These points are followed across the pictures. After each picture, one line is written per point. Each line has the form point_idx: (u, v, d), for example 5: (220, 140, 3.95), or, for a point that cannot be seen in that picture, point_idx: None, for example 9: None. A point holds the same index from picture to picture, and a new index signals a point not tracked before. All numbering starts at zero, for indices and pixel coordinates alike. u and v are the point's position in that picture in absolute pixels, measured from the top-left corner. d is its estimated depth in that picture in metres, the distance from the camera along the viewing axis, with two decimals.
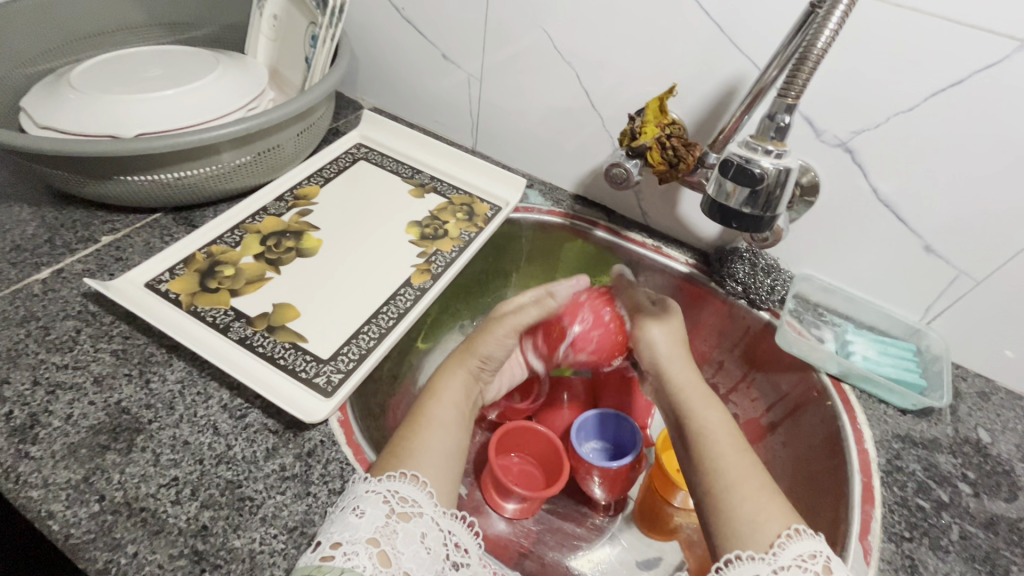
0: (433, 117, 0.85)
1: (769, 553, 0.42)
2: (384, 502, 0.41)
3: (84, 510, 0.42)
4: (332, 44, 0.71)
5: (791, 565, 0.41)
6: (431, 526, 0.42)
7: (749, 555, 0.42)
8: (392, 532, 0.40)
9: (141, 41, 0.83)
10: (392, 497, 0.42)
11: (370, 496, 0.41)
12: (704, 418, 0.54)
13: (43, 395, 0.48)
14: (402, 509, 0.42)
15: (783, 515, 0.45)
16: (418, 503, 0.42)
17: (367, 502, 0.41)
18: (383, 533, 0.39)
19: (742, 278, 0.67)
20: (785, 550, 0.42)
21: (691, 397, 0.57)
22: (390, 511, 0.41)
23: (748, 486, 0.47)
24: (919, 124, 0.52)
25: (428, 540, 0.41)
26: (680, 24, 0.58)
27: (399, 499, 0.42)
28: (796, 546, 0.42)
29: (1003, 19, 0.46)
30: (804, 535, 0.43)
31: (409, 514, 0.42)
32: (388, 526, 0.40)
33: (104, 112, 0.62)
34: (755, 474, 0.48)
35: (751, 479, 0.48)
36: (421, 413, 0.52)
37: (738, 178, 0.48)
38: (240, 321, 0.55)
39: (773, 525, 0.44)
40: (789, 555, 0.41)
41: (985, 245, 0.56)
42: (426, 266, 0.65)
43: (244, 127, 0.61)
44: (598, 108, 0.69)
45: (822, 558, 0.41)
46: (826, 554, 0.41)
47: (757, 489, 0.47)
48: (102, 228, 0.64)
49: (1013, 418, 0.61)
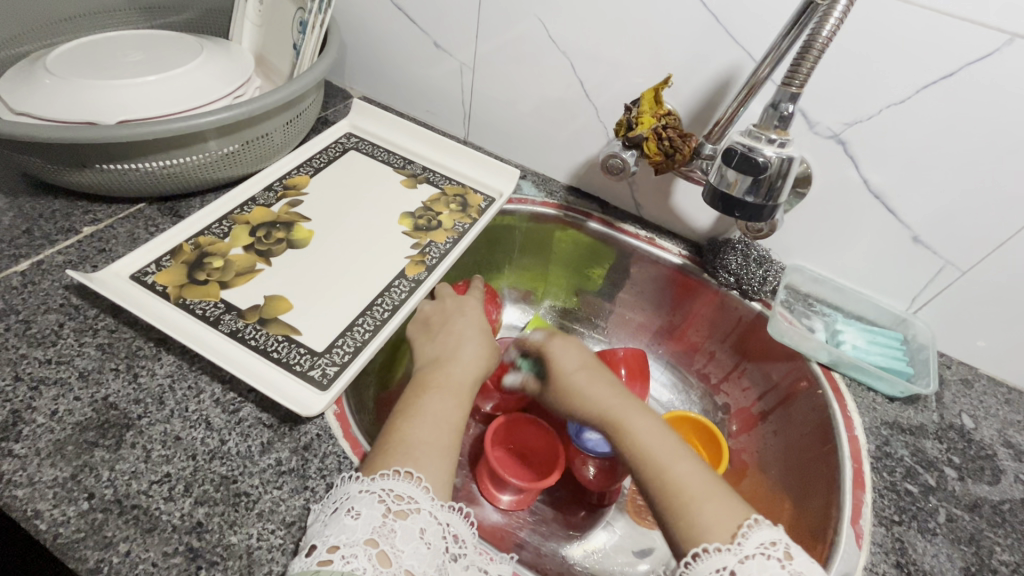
0: (424, 107, 0.84)
1: (734, 543, 0.42)
2: (379, 502, 0.41)
3: (72, 509, 0.41)
4: (321, 30, 0.69)
5: (757, 554, 0.41)
6: (429, 521, 0.41)
7: (715, 547, 0.42)
8: (389, 531, 0.39)
9: (119, 25, 0.80)
10: (387, 495, 0.41)
11: (364, 496, 0.41)
12: (636, 430, 0.53)
13: (26, 390, 0.46)
14: (398, 507, 0.41)
15: (725, 518, 0.44)
16: (414, 499, 0.41)
17: (362, 503, 0.40)
18: (381, 533, 0.39)
19: (735, 269, 0.67)
20: (749, 538, 0.42)
21: (614, 408, 0.55)
22: (386, 510, 0.40)
23: (685, 495, 0.46)
24: (911, 116, 0.53)
25: (428, 536, 0.40)
26: (677, 14, 0.58)
27: (395, 497, 0.41)
28: (758, 535, 0.42)
29: (995, 12, 0.47)
30: (764, 524, 0.43)
31: (406, 512, 0.41)
32: (385, 526, 0.39)
33: (83, 98, 0.60)
34: (693, 479, 0.47)
35: (686, 487, 0.47)
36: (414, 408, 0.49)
37: (742, 167, 0.48)
38: (232, 314, 0.54)
39: (715, 533, 0.43)
40: (754, 544, 0.42)
41: (971, 235, 0.57)
42: (420, 257, 0.64)
43: (233, 115, 0.60)
44: (592, 98, 0.69)
45: (783, 545, 0.42)
46: (785, 541, 0.42)
47: (694, 496, 0.46)
48: (83, 219, 0.62)
49: (995, 404, 0.63)
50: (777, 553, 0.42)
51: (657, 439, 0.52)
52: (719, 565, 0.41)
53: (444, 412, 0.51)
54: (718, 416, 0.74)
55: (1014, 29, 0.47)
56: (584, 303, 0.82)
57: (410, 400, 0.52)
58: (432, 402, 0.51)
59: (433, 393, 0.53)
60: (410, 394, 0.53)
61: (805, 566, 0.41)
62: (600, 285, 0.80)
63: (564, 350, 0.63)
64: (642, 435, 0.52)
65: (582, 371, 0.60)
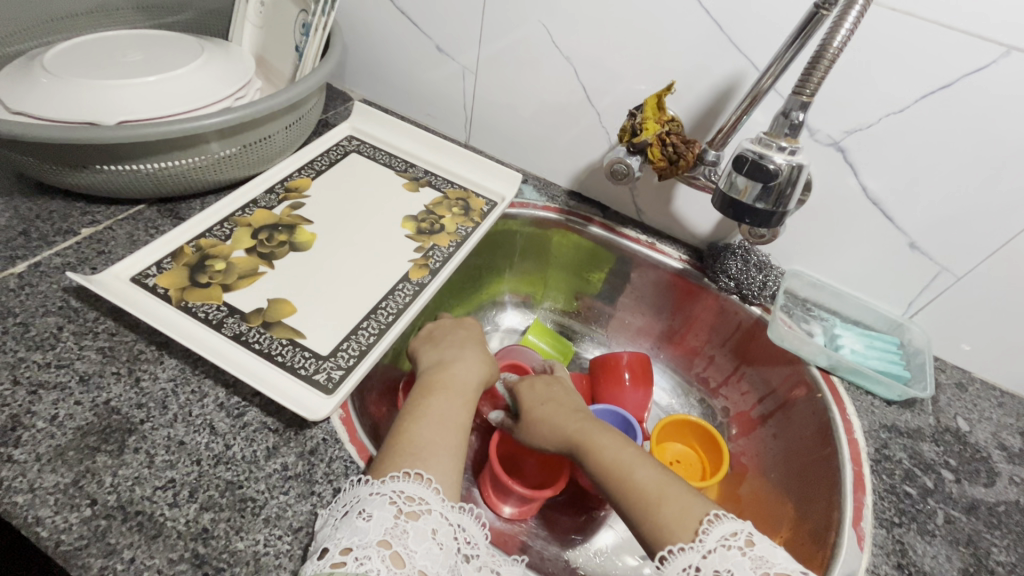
0: (425, 110, 0.84)
1: (696, 541, 0.43)
2: (390, 504, 0.40)
3: (74, 515, 0.40)
4: (324, 33, 0.69)
5: (718, 547, 0.42)
6: (441, 522, 0.41)
7: (681, 546, 0.43)
8: (401, 532, 0.39)
9: (117, 24, 0.79)
10: (398, 497, 0.41)
11: (376, 499, 0.41)
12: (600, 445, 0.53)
13: (25, 394, 0.46)
14: (410, 509, 0.41)
15: (687, 519, 0.44)
16: (425, 500, 0.41)
17: (373, 505, 0.40)
18: (394, 533, 0.39)
19: (735, 274, 0.68)
20: (710, 533, 0.43)
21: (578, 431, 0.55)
22: (397, 511, 0.40)
23: (648, 499, 0.47)
24: (909, 124, 0.54)
25: (440, 536, 0.40)
26: (680, 22, 0.59)
27: (405, 499, 0.41)
28: (719, 528, 0.43)
29: (992, 25, 0.48)
30: (724, 517, 0.44)
31: (417, 513, 0.41)
32: (397, 526, 0.39)
33: (82, 98, 0.59)
34: (652, 484, 0.48)
35: (650, 493, 0.47)
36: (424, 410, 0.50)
37: (754, 174, 0.49)
38: (235, 317, 0.53)
39: (679, 535, 0.44)
40: (714, 537, 0.42)
41: (967, 242, 0.58)
42: (424, 260, 0.64)
43: (236, 116, 0.59)
44: (595, 103, 0.69)
45: (744, 533, 0.43)
46: (747, 531, 0.43)
47: (655, 500, 0.47)
48: (81, 220, 0.61)
49: (989, 407, 0.64)
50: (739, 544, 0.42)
51: (618, 451, 0.52)
52: (686, 564, 0.42)
53: (449, 413, 0.51)
54: (717, 419, 0.75)
55: (1010, 42, 0.48)
56: (584, 307, 0.83)
57: (417, 401, 0.52)
58: (440, 403, 0.52)
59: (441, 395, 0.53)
60: (416, 396, 0.54)
61: (767, 551, 0.42)
62: (599, 289, 0.81)
63: (529, 386, 0.63)
64: (605, 450, 0.52)
65: (548, 400, 0.61)
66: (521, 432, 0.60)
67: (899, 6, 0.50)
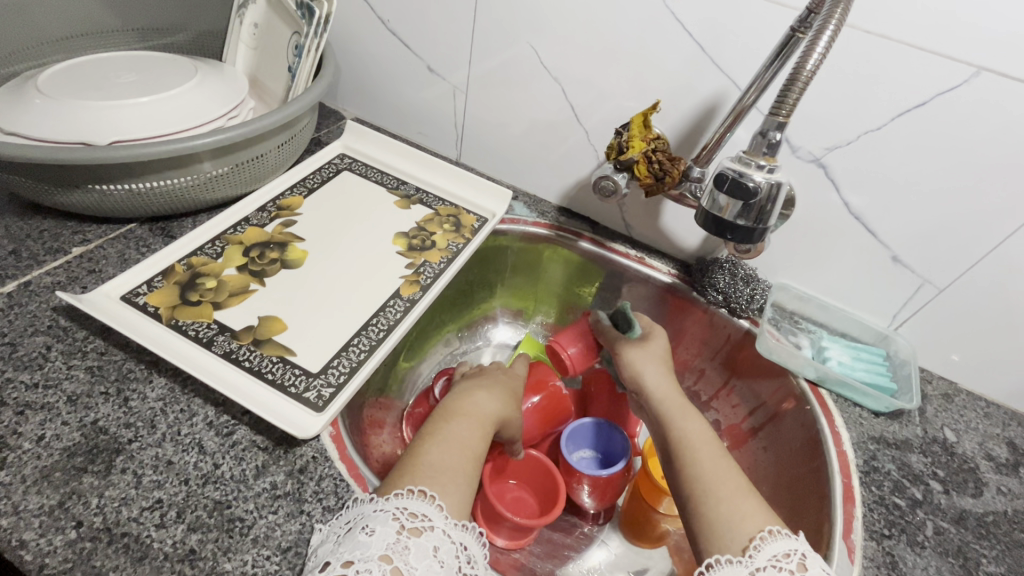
0: (416, 128, 0.85)
1: (745, 556, 0.44)
2: (394, 519, 0.40)
3: (59, 538, 0.39)
4: (316, 54, 0.70)
5: (767, 566, 0.43)
6: (443, 539, 0.40)
7: (727, 559, 0.44)
8: (403, 548, 0.39)
9: (110, 45, 0.80)
10: (401, 513, 0.41)
11: (379, 514, 0.41)
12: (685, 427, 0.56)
13: (12, 415, 0.45)
14: (412, 525, 0.41)
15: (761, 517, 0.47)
16: (429, 517, 0.41)
17: (376, 521, 0.40)
18: (396, 549, 0.39)
19: (723, 288, 0.69)
20: (761, 551, 0.44)
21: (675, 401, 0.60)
22: (400, 527, 0.40)
23: (732, 485, 0.50)
24: (886, 142, 0.56)
25: (441, 554, 0.39)
26: (663, 43, 0.60)
27: (409, 515, 0.41)
28: (771, 547, 0.44)
29: (962, 47, 0.49)
30: (779, 535, 0.45)
31: (420, 530, 0.40)
32: (399, 542, 0.39)
33: (75, 118, 0.60)
34: (733, 476, 0.51)
35: (731, 481, 0.50)
36: (431, 432, 0.51)
37: (732, 192, 0.50)
38: (225, 335, 0.54)
39: (750, 523, 0.46)
40: (765, 556, 0.43)
41: (947, 255, 0.59)
42: (415, 277, 0.64)
43: (229, 137, 0.60)
44: (583, 121, 0.70)
45: (796, 557, 0.43)
46: (800, 552, 0.44)
47: (739, 492, 0.49)
48: (72, 239, 0.61)
49: (975, 418, 0.65)
50: (790, 565, 0.43)
51: (706, 436, 0.55)
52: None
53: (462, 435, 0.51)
54: None
55: (979, 62, 0.49)
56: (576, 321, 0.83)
57: (436, 424, 0.52)
58: (457, 428, 0.52)
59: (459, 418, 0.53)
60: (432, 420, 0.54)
61: None
62: (590, 302, 0.81)
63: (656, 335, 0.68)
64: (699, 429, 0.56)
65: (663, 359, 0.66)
66: (628, 356, 0.65)
67: (873, 29, 0.51)
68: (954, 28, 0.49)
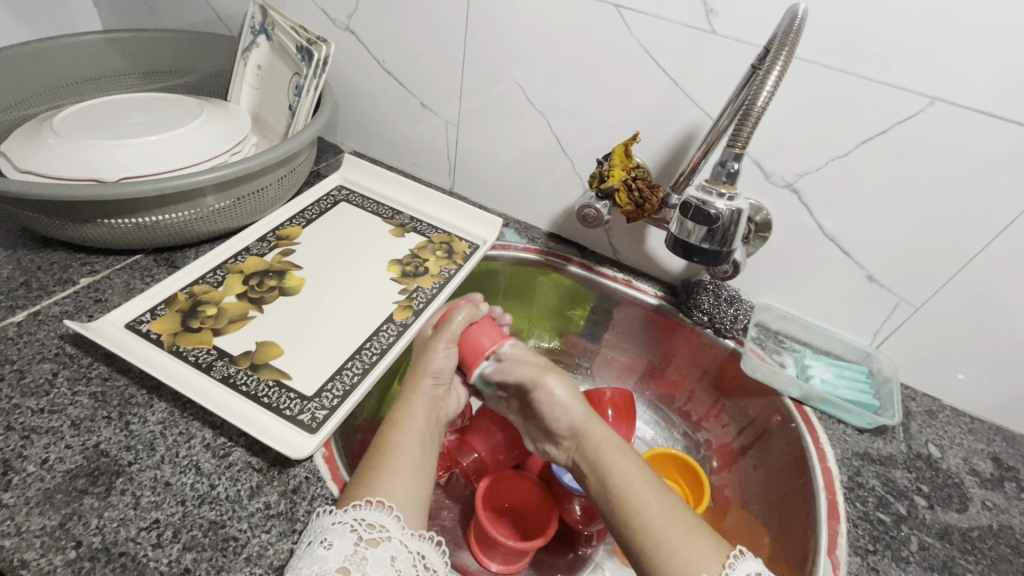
0: (411, 160, 0.89)
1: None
2: (351, 531, 0.42)
3: (59, 558, 0.41)
4: (315, 93, 0.74)
5: None
6: (400, 549, 0.43)
7: None
8: (361, 558, 0.41)
9: (122, 87, 0.85)
10: (359, 525, 0.43)
11: (338, 527, 0.42)
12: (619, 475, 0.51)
13: (18, 439, 0.47)
14: (370, 536, 0.43)
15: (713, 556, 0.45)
16: (385, 527, 0.44)
17: (334, 534, 0.42)
18: (353, 560, 0.41)
19: (707, 309, 0.71)
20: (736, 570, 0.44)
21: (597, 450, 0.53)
22: (357, 538, 0.42)
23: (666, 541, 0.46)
24: (853, 167, 0.59)
25: (398, 563, 0.42)
26: (639, 79, 0.64)
27: (366, 526, 0.43)
28: (746, 564, 0.44)
29: (916, 80, 0.52)
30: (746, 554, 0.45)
31: (377, 540, 0.43)
32: (356, 553, 0.41)
33: (87, 157, 0.64)
34: (675, 520, 0.47)
35: (667, 531, 0.46)
36: (385, 443, 0.51)
37: (697, 218, 0.53)
38: (224, 360, 0.56)
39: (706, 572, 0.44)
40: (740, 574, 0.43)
41: (920, 274, 0.62)
42: (408, 302, 0.67)
43: (230, 173, 0.63)
44: (568, 151, 0.74)
45: None
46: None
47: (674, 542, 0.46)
48: (81, 270, 0.64)
49: (960, 433, 0.66)
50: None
51: (638, 480, 0.50)
52: None
53: (410, 445, 0.52)
54: (700, 453, 0.76)
55: (932, 93, 0.52)
56: (568, 344, 0.85)
57: (380, 437, 0.52)
58: (404, 440, 0.52)
59: (397, 426, 0.53)
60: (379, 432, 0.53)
61: None
62: (582, 326, 0.83)
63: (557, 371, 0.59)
64: (626, 478, 0.51)
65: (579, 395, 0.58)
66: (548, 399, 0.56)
67: (831, 64, 0.55)
68: (908, 62, 0.52)
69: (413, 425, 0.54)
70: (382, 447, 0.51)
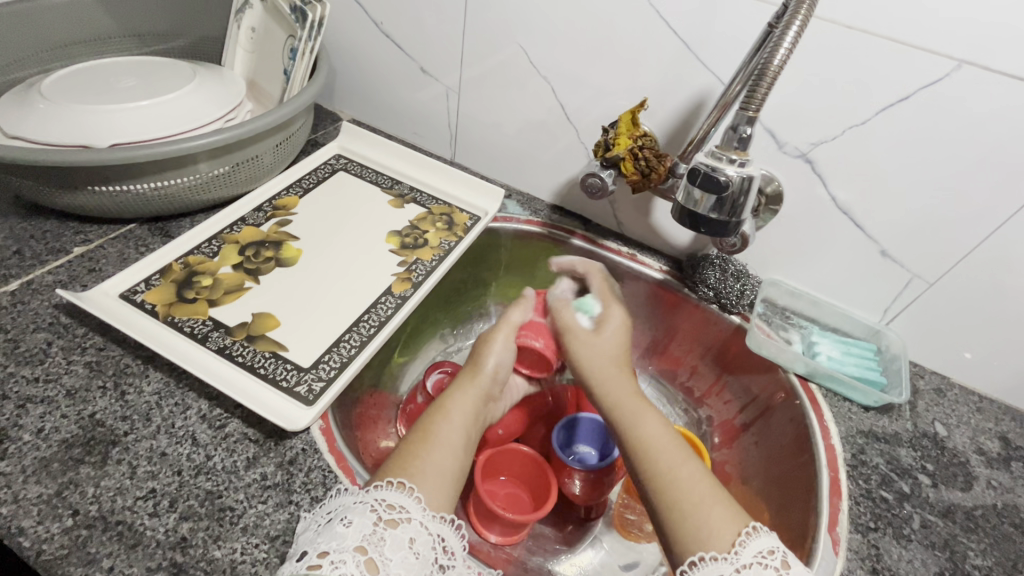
0: (411, 129, 0.86)
1: (731, 552, 0.43)
2: (371, 511, 0.42)
3: (56, 525, 0.41)
4: (310, 56, 0.71)
5: (753, 563, 0.42)
6: (420, 531, 0.42)
7: (713, 555, 0.42)
8: (379, 539, 0.40)
9: (112, 51, 0.83)
10: (379, 505, 0.43)
11: (358, 506, 0.42)
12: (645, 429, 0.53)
13: (13, 409, 0.47)
14: (389, 516, 0.42)
15: (725, 530, 0.44)
16: (406, 508, 0.43)
17: (354, 512, 0.42)
18: (371, 540, 0.40)
19: (713, 284, 0.69)
20: (746, 547, 0.43)
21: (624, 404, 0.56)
22: (377, 518, 0.42)
23: (690, 496, 0.46)
24: (870, 136, 0.56)
25: (417, 545, 0.41)
26: (649, 41, 0.61)
27: (386, 507, 0.43)
28: (757, 543, 0.43)
29: (941, 42, 0.49)
30: (762, 531, 0.44)
31: (397, 521, 0.42)
32: (374, 533, 0.40)
33: (76, 122, 0.62)
34: (697, 483, 0.47)
35: (690, 491, 0.47)
36: (430, 430, 0.51)
37: (705, 185, 0.51)
38: (219, 331, 0.55)
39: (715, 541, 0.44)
40: (750, 552, 0.42)
41: (935, 249, 0.59)
42: (407, 274, 0.65)
43: (225, 138, 0.61)
44: (573, 121, 0.71)
45: (780, 554, 0.43)
46: (782, 550, 0.43)
47: (701, 498, 0.46)
48: (74, 239, 0.63)
49: (968, 412, 0.65)
50: (775, 561, 0.43)
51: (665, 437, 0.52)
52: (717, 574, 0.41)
53: (455, 440, 0.51)
54: (701, 428, 0.74)
55: (960, 56, 0.49)
56: None
57: (422, 424, 0.52)
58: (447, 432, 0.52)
59: (446, 418, 0.53)
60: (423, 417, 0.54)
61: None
62: None
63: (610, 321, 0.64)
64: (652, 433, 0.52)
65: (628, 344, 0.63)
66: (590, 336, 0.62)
67: (854, 24, 0.52)
68: (933, 23, 0.49)
69: (459, 419, 0.53)
70: (427, 433, 0.51)
